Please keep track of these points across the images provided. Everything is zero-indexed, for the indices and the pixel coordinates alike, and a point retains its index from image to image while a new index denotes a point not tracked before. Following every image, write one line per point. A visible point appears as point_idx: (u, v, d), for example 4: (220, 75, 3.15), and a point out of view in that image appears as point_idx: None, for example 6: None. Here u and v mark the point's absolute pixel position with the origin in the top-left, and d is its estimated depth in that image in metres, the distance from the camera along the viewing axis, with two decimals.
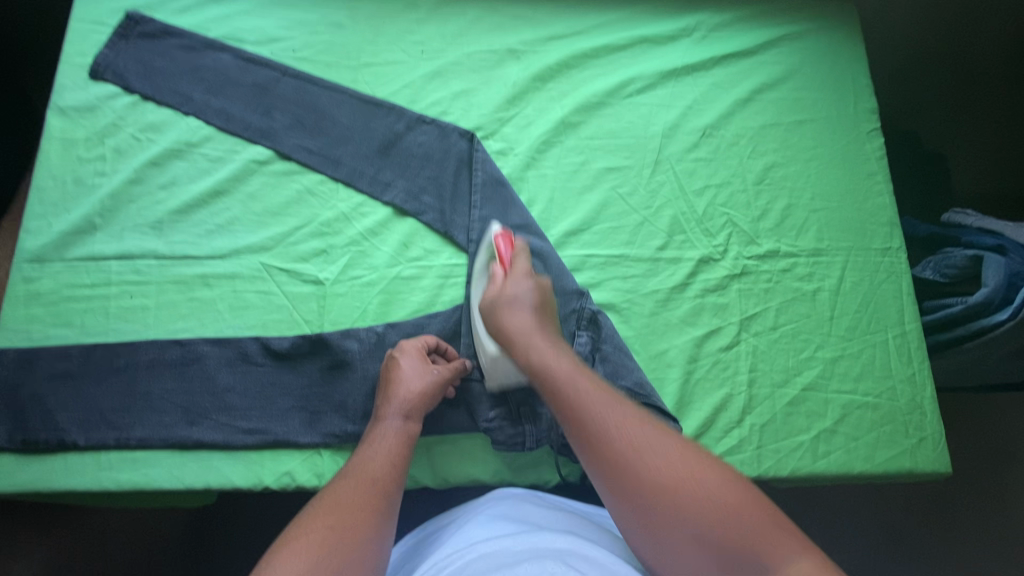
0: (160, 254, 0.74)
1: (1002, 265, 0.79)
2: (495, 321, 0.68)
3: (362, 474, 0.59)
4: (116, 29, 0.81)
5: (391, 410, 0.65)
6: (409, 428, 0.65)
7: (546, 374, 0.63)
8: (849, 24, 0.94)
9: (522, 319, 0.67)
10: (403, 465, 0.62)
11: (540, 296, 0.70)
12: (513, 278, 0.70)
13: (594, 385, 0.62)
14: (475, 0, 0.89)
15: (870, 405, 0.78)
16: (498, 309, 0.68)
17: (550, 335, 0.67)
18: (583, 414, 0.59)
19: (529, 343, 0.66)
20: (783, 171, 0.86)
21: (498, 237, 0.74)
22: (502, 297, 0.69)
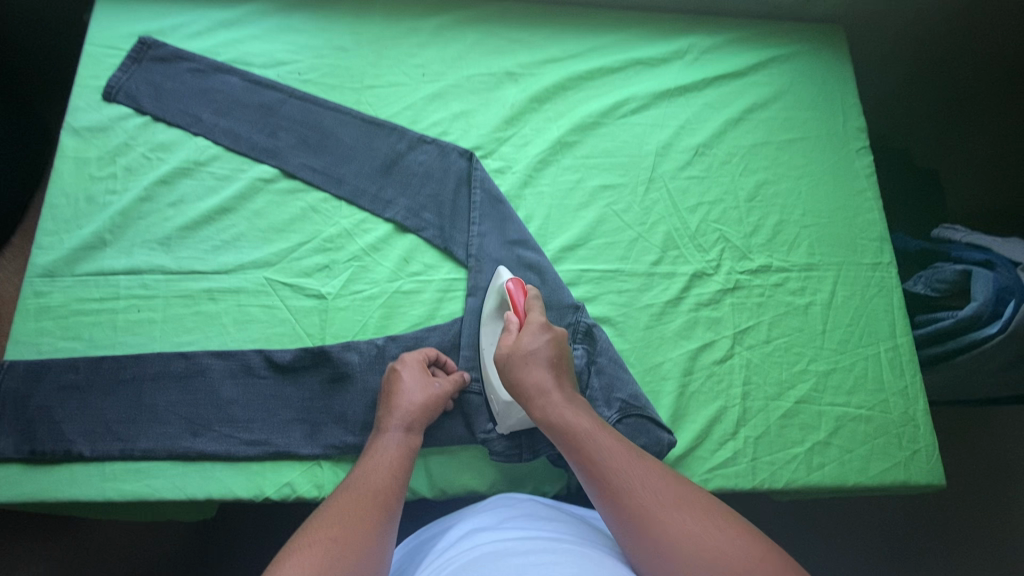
0: (168, 269, 0.76)
1: (991, 279, 0.80)
2: (508, 373, 0.67)
3: (365, 485, 0.60)
4: (129, 54, 0.84)
5: (393, 422, 0.67)
6: (410, 440, 0.66)
7: (560, 427, 0.63)
8: (836, 47, 0.97)
9: (535, 373, 0.66)
10: (404, 475, 0.63)
11: (555, 349, 0.68)
12: (527, 330, 0.69)
13: (611, 442, 0.61)
14: (474, 25, 0.92)
15: (864, 418, 0.79)
16: (511, 360, 0.67)
17: (564, 388, 0.66)
18: (599, 471, 0.59)
19: (543, 397, 0.65)
20: (774, 189, 0.89)
21: (511, 285, 0.73)
22: (515, 351, 0.67)
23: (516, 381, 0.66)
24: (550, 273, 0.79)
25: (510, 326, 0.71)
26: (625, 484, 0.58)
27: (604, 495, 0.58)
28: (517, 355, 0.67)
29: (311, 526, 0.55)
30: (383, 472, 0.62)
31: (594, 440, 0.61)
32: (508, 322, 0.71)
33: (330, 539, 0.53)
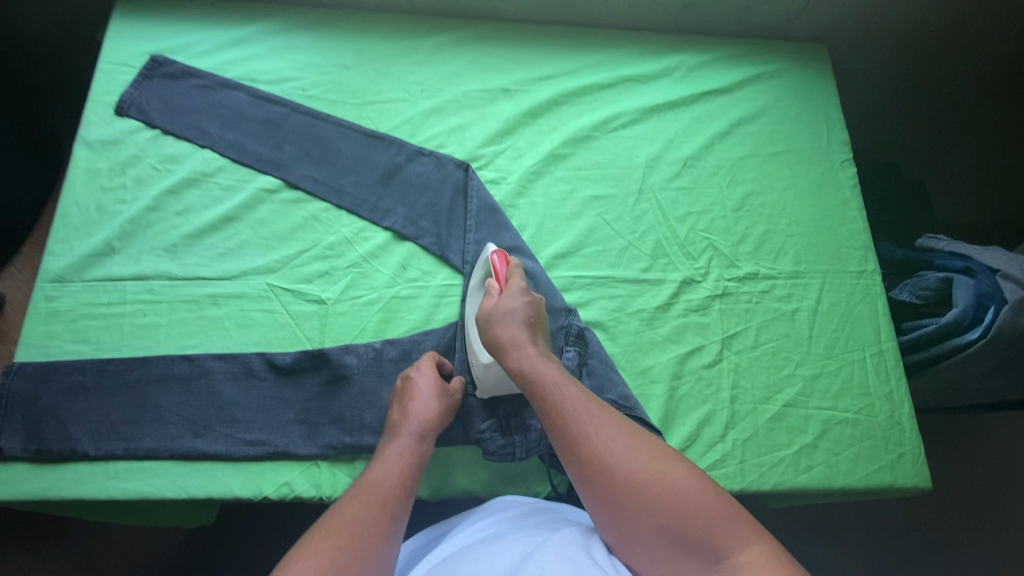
0: (174, 275, 0.79)
1: (970, 286, 0.83)
2: (487, 331, 0.71)
3: (375, 492, 0.62)
4: (141, 71, 0.88)
5: (406, 429, 0.68)
6: (421, 450, 0.68)
7: (530, 375, 0.66)
8: (820, 64, 1.01)
9: (511, 329, 0.70)
10: (412, 485, 0.65)
11: (532, 310, 0.73)
12: (507, 292, 0.73)
13: (577, 389, 0.65)
14: (470, 44, 0.96)
15: (850, 421, 0.81)
16: (490, 319, 0.72)
17: (538, 344, 0.70)
18: (564, 413, 0.62)
19: (516, 350, 0.69)
20: (761, 199, 0.92)
21: (493, 255, 0.77)
22: (495, 311, 0.72)
23: (493, 338, 0.71)
24: (544, 278, 0.82)
25: (491, 290, 0.75)
26: (587, 425, 0.61)
27: (565, 435, 0.61)
28: (496, 313, 0.72)
29: (320, 530, 0.57)
30: (392, 481, 0.63)
31: (560, 387, 0.65)
32: (489, 287, 0.75)
33: (338, 546, 0.55)
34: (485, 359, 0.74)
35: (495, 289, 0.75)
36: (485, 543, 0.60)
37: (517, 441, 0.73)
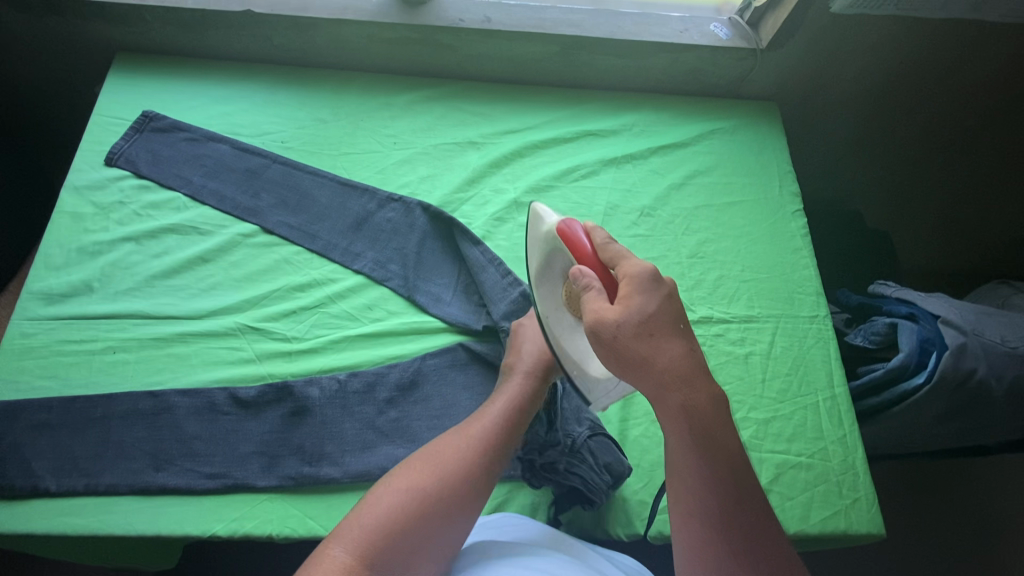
0: (146, 314, 0.82)
1: (914, 331, 0.85)
2: (620, 348, 0.57)
3: (471, 433, 0.69)
4: (132, 125, 0.94)
5: (512, 374, 0.76)
6: (521, 396, 0.73)
7: (694, 427, 0.56)
8: (770, 122, 1.07)
9: (665, 356, 0.57)
10: (511, 428, 0.71)
11: (667, 312, 0.58)
12: (631, 289, 0.59)
13: (738, 459, 0.58)
14: (441, 100, 1.03)
15: (804, 466, 0.81)
16: (628, 334, 0.57)
17: (698, 375, 0.57)
18: (716, 489, 0.57)
19: (676, 390, 0.56)
20: (715, 247, 0.96)
21: (569, 231, 0.66)
22: (624, 319, 0.57)
23: (627, 354, 0.57)
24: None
25: (598, 288, 0.61)
26: (733, 508, 0.57)
27: (710, 506, 0.57)
28: (634, 329, 0.57)
29: (409, 463, 0.67)
30: (488, 423, 0.71)
31: (723, 454, 0.57)
32: (591, 281, 0.61)
33: (420, 484, 0.64)
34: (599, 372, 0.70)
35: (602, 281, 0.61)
36: (496, 567, 0.61)
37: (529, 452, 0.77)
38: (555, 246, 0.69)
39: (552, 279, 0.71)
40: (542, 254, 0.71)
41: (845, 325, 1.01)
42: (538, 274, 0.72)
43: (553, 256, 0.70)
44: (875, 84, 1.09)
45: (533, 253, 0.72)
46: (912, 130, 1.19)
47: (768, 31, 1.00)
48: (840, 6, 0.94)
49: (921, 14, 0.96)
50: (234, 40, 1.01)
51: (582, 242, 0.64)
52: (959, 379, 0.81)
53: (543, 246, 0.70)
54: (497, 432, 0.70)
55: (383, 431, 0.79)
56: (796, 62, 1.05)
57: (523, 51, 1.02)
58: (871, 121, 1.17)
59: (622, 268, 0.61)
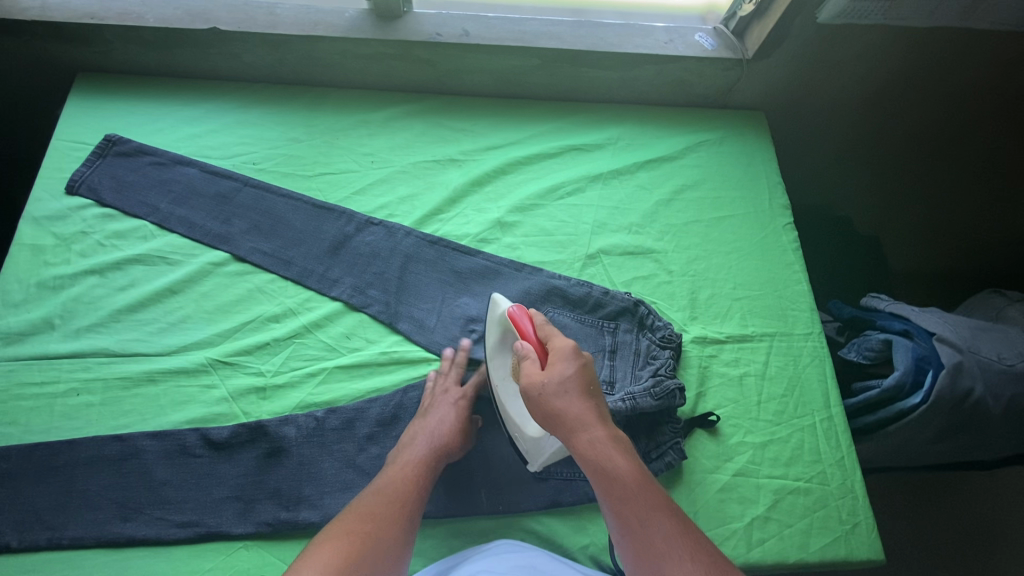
0: (111, 352, 0.78)
1: (909, 349, 0.84)
2: (541, 406, 0.66)
3: (389, 494, 0.66)
4: (94, 150, 0.90)
5: (418, 441, 0.73)
6: (433, 458, 0.71)
7: (604, 468, 0.61)
8: (758, 133, 1.05)
9: (571, 406, 0.64)
10: (427, 487, 0.69)
11: (582, 374, 0.67)
12: (555, 357, 0.68)
13: (656, 493, 0.61)
14: (420, 116, 1.00)
15: (802, 490, 0.79)
16: (545, 392, 0.65)
17: (603, 421, 0.65)
18: (642, 523, 0.59)
19: (585, 433, 0.63)
20: (705, 263, 0.93)
21: (512, 312, 0.73)
22: (545, 383, 0.66)
23: (544, 408, 0.65)
24: (570, 285, 0.88)
25: (531, 357, 0.69)
26: (665, 540, 0.57)
27: (642, 544, 0.58)
28: (551, 387, 0.66)
29: (340, 519, 0.63)
30: (405, 484, 0.68)
31: (640, 489, 0.60)
32: (526, 351, 0.70)
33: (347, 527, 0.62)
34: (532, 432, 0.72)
35: (534, 351, 0.69)
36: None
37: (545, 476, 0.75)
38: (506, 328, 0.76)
39: (499, 353, 0.77)
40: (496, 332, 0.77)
41: (837, 334, 1.00)
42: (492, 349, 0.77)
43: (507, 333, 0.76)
44: (864, 90, 1.07)
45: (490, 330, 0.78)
46: (900, 137, 1.17)
47: (753, 40, 0.98)
48: (827, 17, 0.92)
49: (909, 21, 0.94)
50: (202, 58, 0.97)
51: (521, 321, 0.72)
52: (956, 399, 0.79)
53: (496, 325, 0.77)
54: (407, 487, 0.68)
55: (364, 470, 0.75)
56: (785, 72, 1.02)
57: (505, 65, 0.99)
58: (859, 130, 1.15)
59: (551, 343, 0.70)
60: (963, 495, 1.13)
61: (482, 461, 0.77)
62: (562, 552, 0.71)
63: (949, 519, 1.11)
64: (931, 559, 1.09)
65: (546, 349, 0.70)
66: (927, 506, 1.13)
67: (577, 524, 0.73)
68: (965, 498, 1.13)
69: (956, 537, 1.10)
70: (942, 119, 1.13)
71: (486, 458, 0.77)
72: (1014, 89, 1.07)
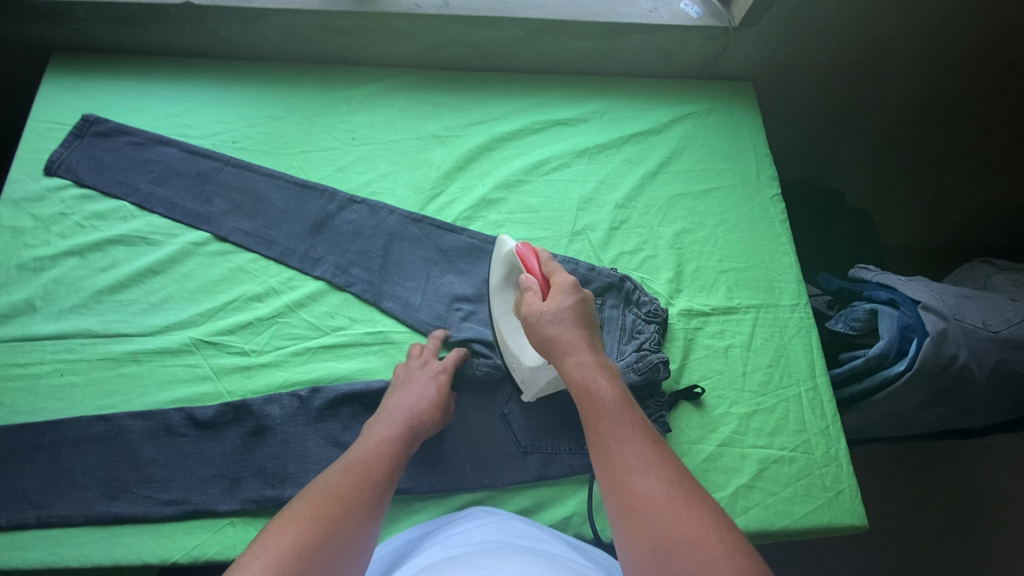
0: (93, 332, 0.77)
1: (895, 318, 0.83)
2: (537, 332, 0.69)
3: (361, 468, 0.64)
4: (72, 130, 0.89)
5: (392, 414, 0.71)
6: (409, 434, 0.70)
7: (587, 387, 0.63)
8: (745, 105, 1.03)
9: (564, 332, 0.67)
10: (399, 463, 0.67)
11: (580, 309, 0.69)
12: (555, 291, 0.70)
13: (634, 415, 0.62)
14: (403, 92, 0.98)
15: (787, 459, 0.79)
16: (541, 321, 0.68)
17: (595, 350, 0.67)
18: (617, 444, 0.59)
19: (574, 358, 0.65)
20: (693, 236, 0.92)
21: (522, 248, 0.75)
22: (542, 312, 0.69)
23: (540, 337, 0.68)
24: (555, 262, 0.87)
25: (534, 290, 0.72)
26: (640, 468, 0.58)
27: (608, 455, 0.59)
28: (547, 316, 0.68)
29: (307, 493, 0.60)
30: (377, 458, 0.66)
31: (618, 408, 0.62)
32: (529, 283, 0.72)
33: (325, 495, 0.60)
34: (530, 362, 0.73)
35: (537, 284, 0.72)
36: (438, 541, 0.63)
37: (530, 450, 0.75)
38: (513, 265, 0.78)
39: (498, 289, 0.78)
40: (501, 273, 0.78)
41: (826, 307, 0.99)
42: (496, 286, 0.78)
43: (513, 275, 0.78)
44: (854, 59, 1.05)
45: (495, 267, 0.79)
46: (891, 106, 1.16)
47: (739, 8, 0.96)
48: None
49: None
50: (178, 35, 0.95)
51: (530, 256, 0.74)
52: (940, 366, 0.79)
53: (501, 262, 0.78)
54: (380, 460, 0.66)
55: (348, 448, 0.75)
56: (773, 40, 1.00)
57: (487, 36, 0.97)
58: (849, 99, 1.13)
59: (554, 277, 0.72)
60: (958, 461, 1.14)
61: (468, 437, 0.76)
62: (547, 524, 0.72)
63: (943, 483, 1.13)
64: (924, 520, 1.10)
65: (549, 282, 0.72)
66: (921, 472, 1.14)
67: (561, 496, 0.73)
68: (958, 463, 1.14)
69: (951, 500, 1.12)
70: (933, 85, 1.11)
71: (471, 432, 0.77)
72: (1008, 54, 1.05)
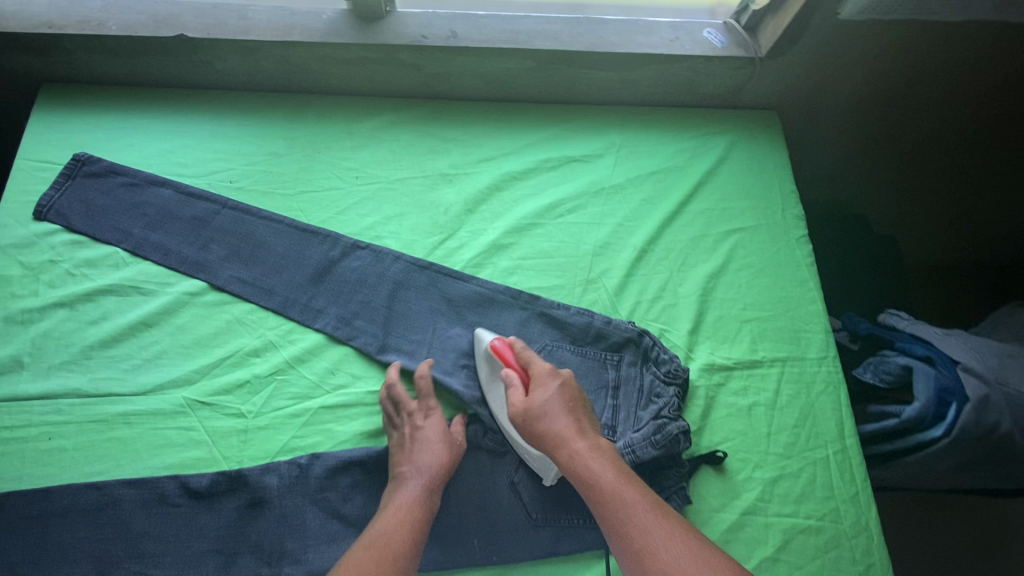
0: (83, 392, 0.74)
1: (931, 377, 0.78)
2: (528, 429, 0.68)
3: (385, 543, 0.62)
4: (62, 170, 0.84)
5: (407, 478, 0.69)
6: (427, 497, 0.68)
7: (584, 475, 0.64)
8: (771, 137, 0.97)
9: (555, 423, 0.67)
10: (422, 531, 0.65)
11: (565, 394, 0.70)
12: (536, 381, 0.71)
13: (636, 490, 0.63)
14: (409, 126, 0.93)
15: (814, 529, 0.74)
16: (530, 417, 0.68)
17: (585, 433, 0.68)
18: (628, 525, 0.61)
19: (567, 447, 0.66)
20: (716, 283, 0.87)
21: (495, 345, 0.75)
22: (529, 406, 0.69)
23: (534, 433, 0.68)
24: (570, 314, 0.82)
25: (514, 384, 0.71)
26: (657, 542, 0.59)
27: (624, 539, 0.60)
28: (534, 411, 0.68)
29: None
30: (398, 531, 0.64)
31: (618, 488, 0.63)
32: (509, 378, 0.72)
33: None
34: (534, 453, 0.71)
35: (516, 379, 0.72)
36: None
37: (542, 523, 0.71)
38: (490, 362, 0.77)
39: (489, 387, 0.77)
40: (485, 370, 0.77)
41: (849, 341, 0.95)
42: (485, 383, 0.77)
43: (495, 370, 0.77)
44: (887, 88, 0.99)
45: (479, 365, 0.78)
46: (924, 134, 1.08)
47: (768, 37, 0.90)
48: (850, 12, 0.84)
49: (941, 15, 0.85)
50: (172, 66, 0.90)
51: (505, 353, 0.74)
52: (979, 433, 0.74)
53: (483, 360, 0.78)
54: (401, 532, 0.64)
55: (350, 519, 0.71)
56: (801, 70, 0.94)
57: (497, 67, 0.91)
58: (880, 127, 1.07)
59: (531, 367, 0.73)
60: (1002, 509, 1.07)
61: (475, 506, 0.72)
62: None
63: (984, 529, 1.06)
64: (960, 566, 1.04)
65: (528, 375, 0.72)
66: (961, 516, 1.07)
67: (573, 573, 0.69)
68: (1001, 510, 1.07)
69: (990, 549, 1.05)
70: (967, 114, 1.05)
71: (478, 502, 0.72)
72: None
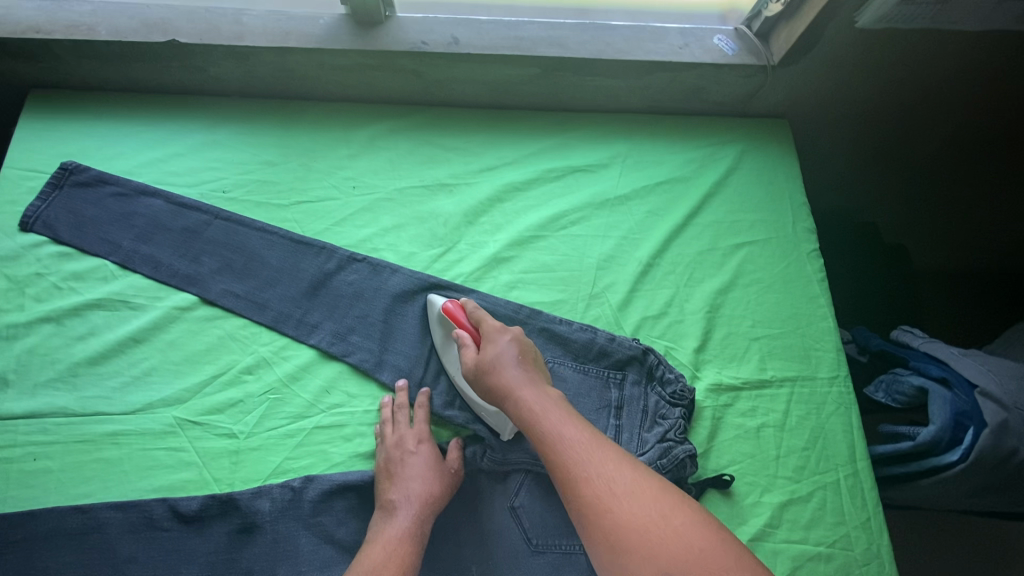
0: (69, 411, 0.71)
1: (946, 400, 0.76)
2: (481, 384, 0.69)
3: None
4: (50, 180, 0.82)
5: (396, 510, 0.67)
6: (417, 529, 0.66)
7: (529, 412, 0.64)
8: (781, 147, 0.95)
9: (504, 371, 0.68)
10: (412, 566, 0.63)
11: (516, 346, 0.70)
12: (487, 338, 0.71)
13: (579, 426, 0.63)
14: (408, 135, 0.90)
15: (824, 557, 0.71)
16: (482, 371, 0.69)
17: (533, 380, 0.68)
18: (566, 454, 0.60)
19: (514, 392, 0.66)
20: (724, 298, 0.84)
21: (448, 305, 0.75)
22: (481, 360, 0.69)
23: (486, 386, 0.68)
24: (573, 330, 0.80)
25: (467, 343, 0.72)
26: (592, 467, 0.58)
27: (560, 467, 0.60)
28: (486, 362, 0.69)
29: None
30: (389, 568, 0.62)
31: (560, 422, 0.63)
32: (461, 339, 0.73)
33: None
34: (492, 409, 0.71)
35: (469, 339, 0.72)
36: None
37: (542, 549, 0.68)
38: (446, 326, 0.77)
39: (445, 352, 0.77)
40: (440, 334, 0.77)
41: (858, 353, 0.94)
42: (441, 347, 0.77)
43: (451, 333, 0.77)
44: (902, 95, 0.96)
45: (434, 328, 0.78)
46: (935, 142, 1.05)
47: (780, 45, 0.87)
48: (867, 21, 0.81)
49: (958, 23, 0.83)
50: (163, 72, 0.87)
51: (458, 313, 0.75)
52: (998, 459, 0.71)
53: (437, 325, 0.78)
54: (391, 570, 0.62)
55: (343, 544, 0.69)
56: (813, 79, 0.91)
57: (498, 74, 0.88)
58: (892, 134, 1.04)
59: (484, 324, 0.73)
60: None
61: (472, 531, 0.70)
62: None
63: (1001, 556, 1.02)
64: None
65: (480, 334, 0.73)
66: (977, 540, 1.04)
67: None
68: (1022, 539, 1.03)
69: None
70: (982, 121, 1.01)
71: (477, 527, 0.70)
72: None
